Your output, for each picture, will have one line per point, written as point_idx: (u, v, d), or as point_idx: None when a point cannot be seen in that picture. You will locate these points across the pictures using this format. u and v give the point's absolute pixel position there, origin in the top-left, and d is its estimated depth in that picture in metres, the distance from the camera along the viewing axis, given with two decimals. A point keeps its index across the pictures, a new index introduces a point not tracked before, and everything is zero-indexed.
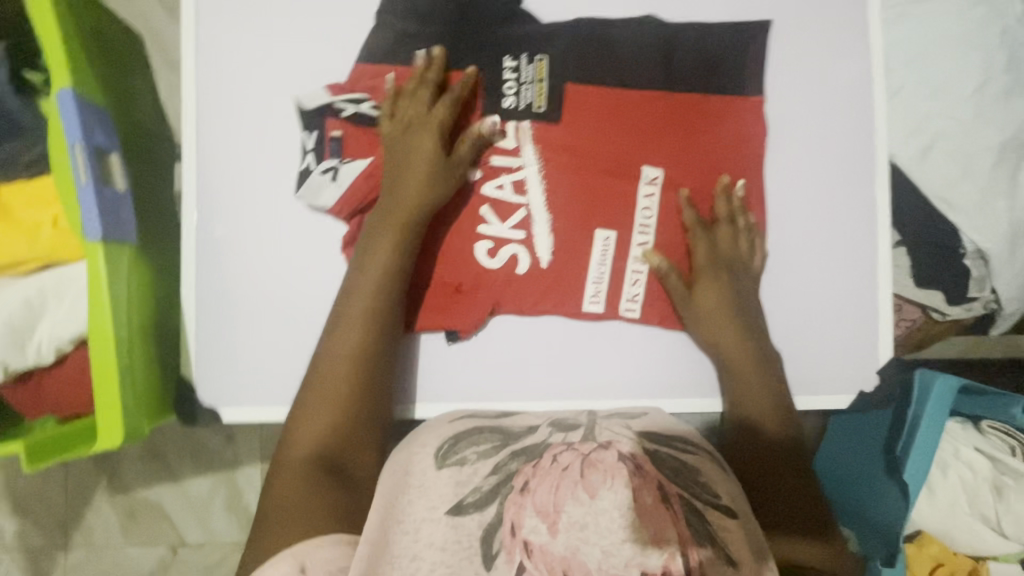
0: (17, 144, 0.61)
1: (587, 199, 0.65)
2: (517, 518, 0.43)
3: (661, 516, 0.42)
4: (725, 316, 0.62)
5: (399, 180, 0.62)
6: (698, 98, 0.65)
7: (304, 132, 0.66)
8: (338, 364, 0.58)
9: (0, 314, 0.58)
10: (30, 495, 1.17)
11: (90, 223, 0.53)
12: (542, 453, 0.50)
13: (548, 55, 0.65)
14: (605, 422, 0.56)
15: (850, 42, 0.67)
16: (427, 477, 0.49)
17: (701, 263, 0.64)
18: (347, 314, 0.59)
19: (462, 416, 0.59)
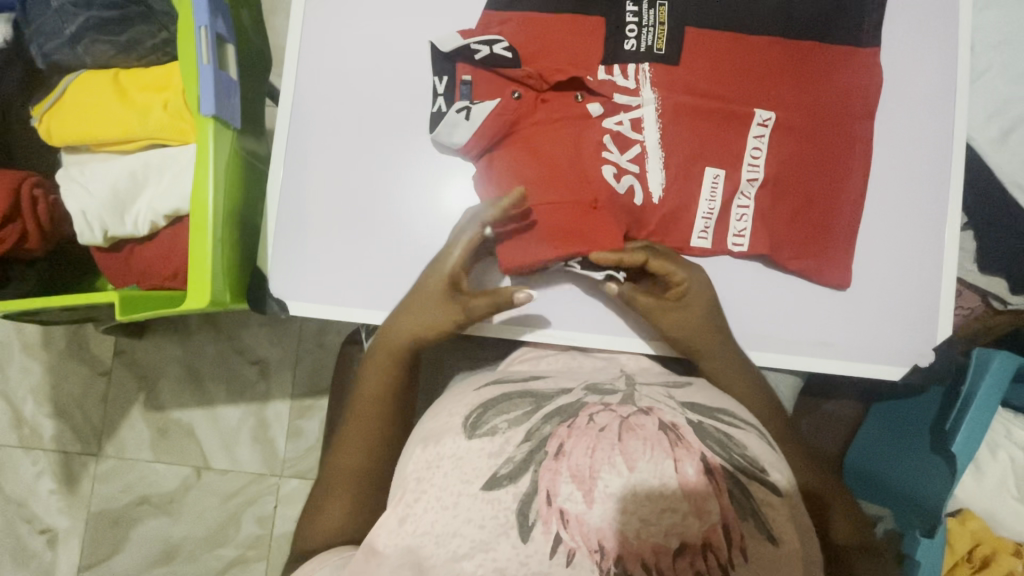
0: (146, 29, 0.64)
1: (702, 140, 0.65)
2: (553, 486, 0.44)
3: (704, 488, 0.43)
4: (710, 333, 0.62)
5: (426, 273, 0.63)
6: (813, 46, 0.66)
7: (434, 77, 0.67)
8: (370, 387, 0.63)
9: (109, 182, 0.63)
10: (71, 402, 1.22)
11: (206, 100, 0.57)
12: (577, 412, 0.49)
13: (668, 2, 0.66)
14: (645, 390, 0.55)
15: (940, 21, 0.68)
16: (459, 447, 0.49)
17: (678, 282, 0.61)
18: (381, 344, 0.63)
19: (489, 383, 0.58)
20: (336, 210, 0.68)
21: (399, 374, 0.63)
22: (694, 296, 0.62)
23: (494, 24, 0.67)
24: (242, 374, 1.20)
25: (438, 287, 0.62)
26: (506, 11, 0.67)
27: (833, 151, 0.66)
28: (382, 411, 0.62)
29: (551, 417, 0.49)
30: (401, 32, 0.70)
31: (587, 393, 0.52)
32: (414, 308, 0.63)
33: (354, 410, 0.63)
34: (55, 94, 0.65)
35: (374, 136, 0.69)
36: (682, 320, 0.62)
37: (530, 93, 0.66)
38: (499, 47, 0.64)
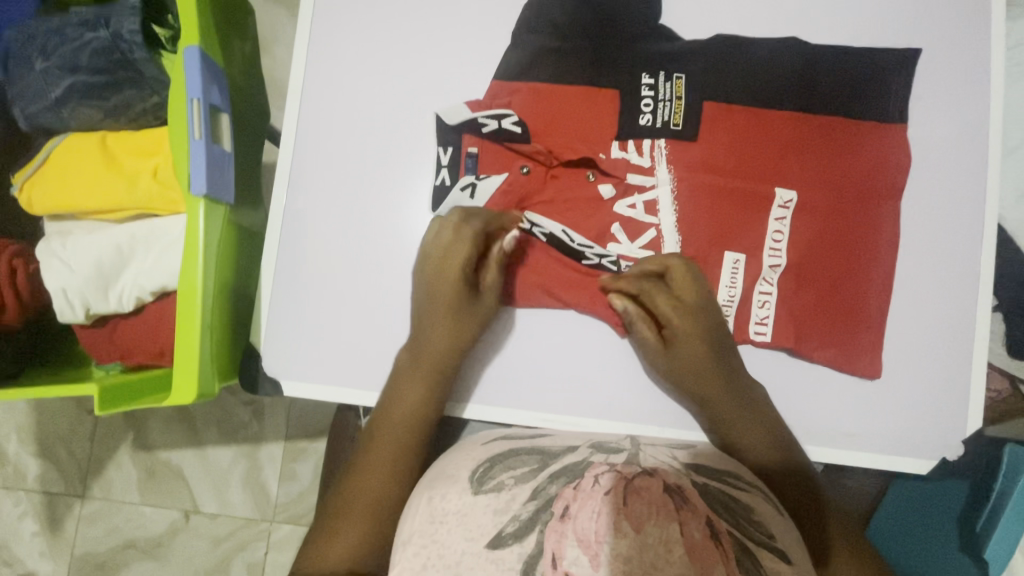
0: (133, 93, 0.60)
1: (720, 221, 0.62)
2: (559, 548, 0.40)
3: (709, 553, 0.38)
4: (709, 372, 0.57)
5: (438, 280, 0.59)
6: (836, 119, 0.63)
7: (439, 148, 0.64)
8: (401, 410, 0.57)
9: (91, 255, 0.59)
10: (56, 441, 1.17)
11: (196, 178, 0.53)
12: (583, 473, 0.45)
13: (685, 75, 0.63)
14: (650, 448, 0.51)
15: (972, 96, 0.65)
16: (463, 504, 0.44)
17: (672, 313, 0.58)
18: (404, 367, 0.59)
19: (496, 437, 0.54)
20: (335, 281, 0.65)
21: (435, 392, 0.58)
22: (688, 331, 0.57)
23: (503, 95, 0.63)
24: (233, 414, 1.15)
25: (451, 290, 0.58)
26: (517, 80, 0.64)
27: (858, 230, 0.62)
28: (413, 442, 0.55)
29: (556, 477, 0.46)
30: (406, 95, 0.67)
31: (593, 452, 0.49)
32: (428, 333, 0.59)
33: (374, 432, 0.56)
34: (37, 159, 0.61)
35: (376, 202, 0.66)
36: (676, 361, 0.58)
37: (540, 168, 0.64)
38: (507, 122, 0.61)
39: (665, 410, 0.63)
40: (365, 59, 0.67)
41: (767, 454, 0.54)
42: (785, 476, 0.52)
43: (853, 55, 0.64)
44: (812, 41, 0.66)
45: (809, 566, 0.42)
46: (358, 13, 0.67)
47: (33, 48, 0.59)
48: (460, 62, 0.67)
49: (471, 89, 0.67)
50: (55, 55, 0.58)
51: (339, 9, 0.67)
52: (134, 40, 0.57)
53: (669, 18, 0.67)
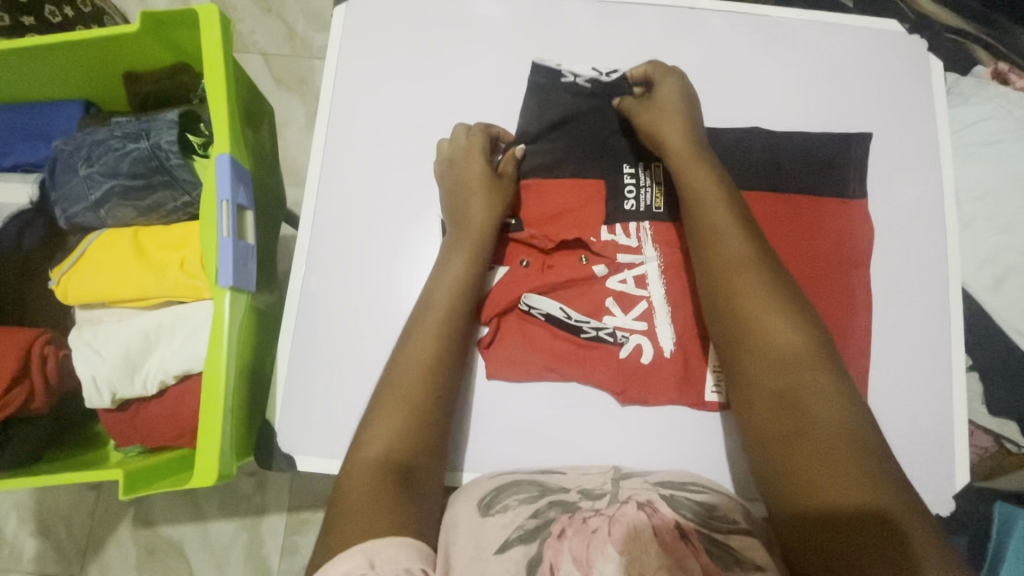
0: (164, 193, 0.66)
1: None
2: (556, 560, 0.48)
3: (681, 549, 0.47)
4: (677, 119, 0.66)
5: (470, 207, 0.66)
6: (802, 198, 0.69)
7: None
8: (414, 351, 0.60)
9: (120, 344, 0.63)
10: (56, 519, 1.16)
11: (223, 272, 0.59)
12: (575, 505, 0.54)
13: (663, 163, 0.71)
14: (626, 481, 0.59)
15: (926, 174, 0.71)
16: (472, 523, 0.53)
17: (663, 93, 0.68)
18: (438, 289, 0.63)
19: (500, 474, 0.62)
20: (346, 357, 0.68)
21: (446, 342, 0.60)
22: (668, 97, 0.68)
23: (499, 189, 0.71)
24: (237, 486, 1.16)
25: (483, 224, 0.66)
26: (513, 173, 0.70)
27: (836, 295, 0.67)
28: (428, 386, 0.58)
29: (554, 504, 0.55)
30: (412, 185, 0.73)
31: (581, 488, 0.58)
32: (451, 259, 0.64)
33: (392, 377, 0.58)
34: (75, 255, 0.66)
35: (386, 283, 0.71)
36: (652, 107, 0.68)
37: (537, 258, 0.70)
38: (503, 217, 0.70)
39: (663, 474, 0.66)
40: (373, 154, 0.73)
41: (808, 504, 0.46)
42: (781, 356, 0.53)
43: (813, 142, 0.71)
44: (777, 128, 0.73)
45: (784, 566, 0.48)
46: (368, 113, 0.74)
47: (79, 156, 0.66)
48: None
49: None
50: (97, 162, 0.65)
51: (350, 111, 0.74)
52: (171, 149, 0.63)
53: None
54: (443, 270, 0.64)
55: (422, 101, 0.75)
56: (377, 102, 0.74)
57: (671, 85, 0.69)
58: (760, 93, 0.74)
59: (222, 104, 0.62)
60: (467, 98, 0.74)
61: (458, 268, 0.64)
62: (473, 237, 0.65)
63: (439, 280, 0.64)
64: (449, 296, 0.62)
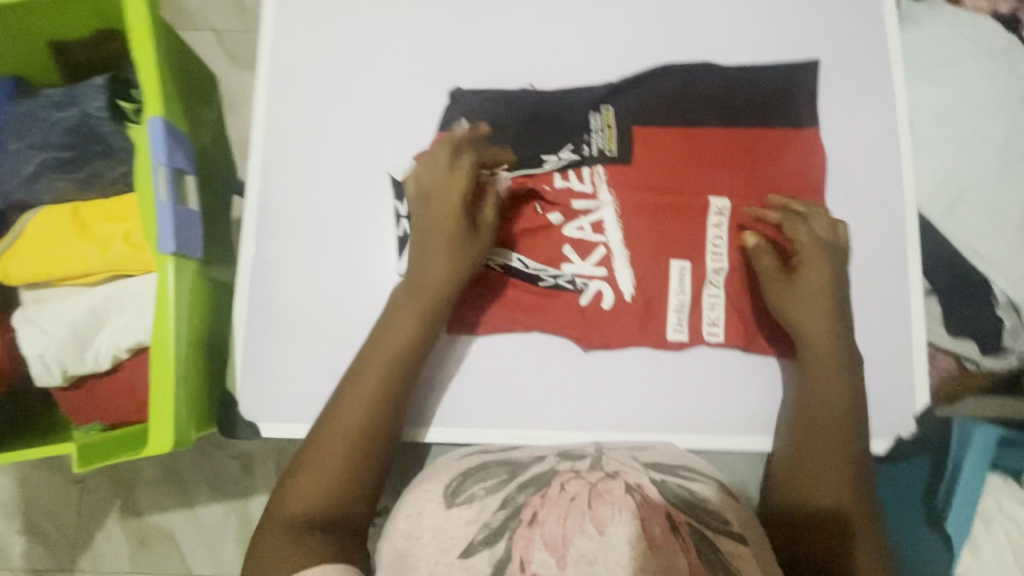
0: (103, 163, 0.65)
1: (663, 234, 0.67)
2: (527, 553, 0.43)
3: (672, 545, 0.43)
4: (821, 302, 0.61)
5: (438, 217, 0.60)
6: (756, 133, 0.68)
7: (396, 201, 0.69)
8: (373, 369, 0.58)
9: (65, 320, 0.62)
10: (44, 515, 1.14)
11: (165, 238, 0.57)
12: (550, 481, 0.50)
13: (614, 106, 0.70)
14: (611, 453, 0.57)
15: (877, 102, 0.71)
16: (437, 518, 0.49)
17: (804, 247, 0.63)
18: (397, 307, 0.60)
19: (470, 453, 0.60)
20: (304, 323, 0.67)
21: (403, 364, 0.58)
22: (812, 261, 0.62)
23: None
24: (221, 470, 1.13)
25: (451, 232, 0.60)
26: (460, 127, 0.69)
27: None
28: (375, 410, 0.56)
29: (525, 486, 0.50)
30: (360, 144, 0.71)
31: (559, 461, 0.54)
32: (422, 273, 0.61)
33: (346, 396, 0.57)
34: (12, 234, 0.64)
35: (339, 246, 0.69)
36: (795, 287, 0.62)
37: (491, 210, 0.68)
38: None
39: (630, 416, 0.66)
40: (316, 115, 0.71)
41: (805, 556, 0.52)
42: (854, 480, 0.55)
43: (762, 76, 0.70)
44: (725, 64, 0.72)
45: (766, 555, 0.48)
46: (307, 73, 0.72)
47: (8, 132, 0.65)
48: (407, 110, 0.72)
49: (419, 134, 0.71)
50: (28, 136, 0.64)
51: (290, 72, 0.72)
52: (101, 116, 0.63)
53: (596, 54, 0.73)
54: (411, 287, 0.61)
55: (363, 58, 0.73)
56: (318, 61, 0.72)
57: (829, 226, 0.64)
58: (706, 29, 0.73)
59: (149, 66, 0.60)
60: (410, 53, 0.73)
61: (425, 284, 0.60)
62: (450, 250, 0.60)
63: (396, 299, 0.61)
64: (412, 321, 0.60)
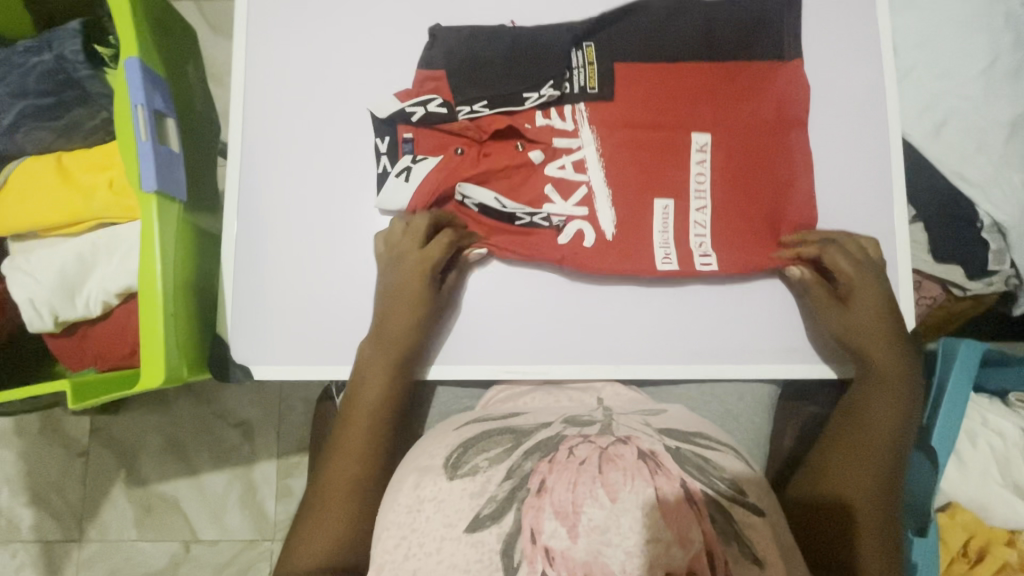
0: (82, 112, 0.65)
1: (646, 171, 0.67)
2: (537, 524, 0.44)
3: (685, 515, 0.44)
4: (880, 322, 0.61)
5: (412, 271, 0.63)
6: (741, 68, 0.67)
7: (376, 138, 0.68)
8: (367, 395, 0.61)
9: (54, 266, 0.62)
10: (48, 488, 1.12)
11: (146, 176, 0.57)
12: (557, 446, 0.50)
13: (594, 42, 0.68)
14: (622, 417, 0.57)
15: (859, 28, 0.70)
16: (440, 490, 0.49)
17: (848, 268, 0.63)
18: (379, 345, 0.63)
19: (468, 422, 0.59)
20: (294, 267, 0.68)
21: (394, 392, 0.61)
22: (862, 288, 0.63)
23: (430, 80, 0.68)
24: (224, 437, 1.12)
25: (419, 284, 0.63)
26: (441, 66, 0.68)
27: (775, 162, 0.67)
28: (372, 421, 0.60)
29: (531, 453, 0.51)
30: (342, 88, 0.71)
31: (565, 426, 0.54)
32: (405, 293, 0.63)
33: (345, 422, 0.60)
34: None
35: (324, 192, 0.70)
36: (848, 311, 0.62)
37: (473, 147, 0.68)
38: (434, 106, 0.66)
39: (620, 348, 0.67)
40: (296, 61, 0.71)
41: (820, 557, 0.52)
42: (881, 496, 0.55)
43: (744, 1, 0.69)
44: None
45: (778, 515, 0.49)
46: (287, 20, 0.72)
47: None
48: (388, 53, 0.72)
49: (400, 76, 0.71)
50: (5, 84, 0.63)
51: (270, 21, 0.72)
52: (77, 59, 0.62)
53: None
54: (397, 303, 0.63)
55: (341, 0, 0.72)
56: (296, 7, 0.72)
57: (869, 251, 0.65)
58: None
59: (123, 6, 0.60)
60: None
61: (399, 329, 0.63)
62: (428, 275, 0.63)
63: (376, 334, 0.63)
64: (406, 328, 0.63)
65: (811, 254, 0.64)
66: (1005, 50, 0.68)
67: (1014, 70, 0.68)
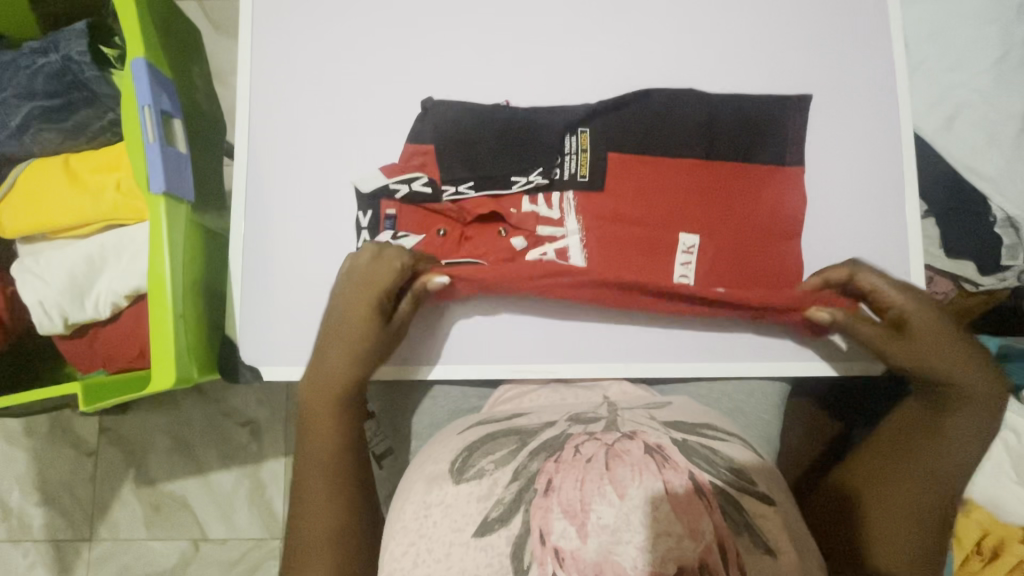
0: (89, 112, 0.65)
1: (629, 267, 0.63)
2: (546, 524, 0.43)
3: (696, 507, 0.43)
4: (946, 351, 0.56)
5: (358, 308, 0.59)
6: (738, 167, 0.63)
7: (360, 211, 0.65)
8: (318, 446, 0.56)
9: (64, 268, 0.62)
10: (57, 488, 1.13)
11: (155, 178, 0.57)
12: (563, 445, 0.50)
13: (590, 127, 0.63)
14: (628, 413, 0.56)
15: (869, 20, 0.69)
16: (449, 494, 0.49)
17: (901, 295, 0.58)
18: (322, 391, 0.58)
19: (472, 425, 0.59)
20: (300, 266, 0.68)
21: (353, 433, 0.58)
22: (922, 319, 0.57)
23: (416, 155, 0.63)
24: (232, 436, 1.13)
25: (364, 326, 0.59)
26: (430, 139, 0.63)
27: (766, 252, 0.63)
28: (336, 472, 0.56)
29: (536, 454, 0.50)
30: (347, 87, 0.71)
31: (571, 424, 0.54)
32: (348, 336, 0.59)
33: (302, 480, 0.56)
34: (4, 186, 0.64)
35: (331, 192, 0.69)
36: (907, 344, 0.57)
37: (455, 230, 0.65)
38: (418, 184, 0.62)
39: (628, 345, 0.67)
40: (301, 60, 0.71)
41: None
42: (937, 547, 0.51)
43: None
44: None
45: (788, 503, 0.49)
46: (291, 18, 0.72)
47: None
48: (394, 52, 0.71)
49: (406, 75, 0.71)
50: (11, 86, 0.63)
51: (275, 20, 0.71)
52: (84, 60, 0.62)
53: None
54: (337, 342, 0.59)
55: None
56: (301, 5, 0.72)
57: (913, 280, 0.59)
58: None
59: (130, 7, 0.60)
60: None
61: (342, 368, 0.58)
62: (371, 316, 0.59)
63: (318, 379, 0.58)
64: (347, 372, 0.58)
65: (840, 278, 0.60)
66: (1017, 42, 0.67)
67: None
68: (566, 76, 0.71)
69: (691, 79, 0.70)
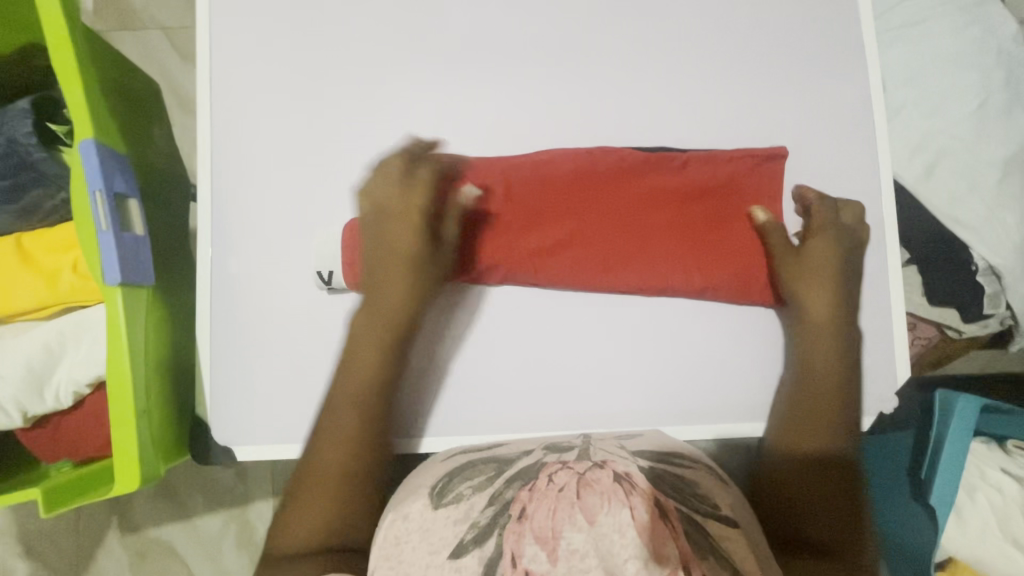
0: (39, 192, 0.62)
1: (607, 248, 0.65)
2: (517, 547, 0.43)
3: (661, 531, 0.42)
4: (831, 281, 0.62)
5: (394, 230, 0.62)
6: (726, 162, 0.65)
7: None
8: (356, 383, 0.60)
9: (20, 359, 0.60)
10: (38, 539, 1.10)
11: (109, 268, 0.54)
12: (537, 474, 0.49)
13: None
14: (598, 442, 0.55)
15: (849, 63, 0.68)
16: (425, 518, 0.49)
17: (821, 223, 0.64)
18: (363, 338, 0.61)
19: (453, 454, 0.59)
20: (271, 337, 0.66)
21: (379, 381, 0.60)
22: (821, 244, 0.63)
23: None
24: (217, 479, 1.10)
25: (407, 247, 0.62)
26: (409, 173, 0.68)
27: (723, 222, 0.65)
28: (358, 431, 0.58)
29: (512, 481, 0.50)
30: (313, 148, 0.68)
31: (546, 453, 0.53)
32: (399, 250, 0.62)
33: (324, 431, 0.58)
34: None
35: (298, 258, 0.67)
36: (806, 262, 0.63)
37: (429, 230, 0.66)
38: None
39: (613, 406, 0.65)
40: (264, 121, 0.68)
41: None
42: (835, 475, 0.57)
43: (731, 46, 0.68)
44: (689, 35, 0.69)
45: (749, 522, 0.49)
46: (252, 76, 0.69)
47: None
48: (360, 108, 0.69)
49: (372, 135, 0.68)
50: None
51: (234, 76, 0.69)
52: (28, 142, 0.60)
53: (552, 35, 0.69)
54: (377, 292, 0.62)
55: (309, 56, 0.69)
56: (264, 64, 0.69)
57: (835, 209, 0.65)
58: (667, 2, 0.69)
59: (74, 83, 0.56)
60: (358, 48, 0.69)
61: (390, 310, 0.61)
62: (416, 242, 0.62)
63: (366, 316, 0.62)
64: (394, 307, 0.61)
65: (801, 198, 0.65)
66: (996, 87, 0.67)
67: (1005, 107, 0.67)
68: (539, 130, 0.68)
69: (667, 131, 0.68)
